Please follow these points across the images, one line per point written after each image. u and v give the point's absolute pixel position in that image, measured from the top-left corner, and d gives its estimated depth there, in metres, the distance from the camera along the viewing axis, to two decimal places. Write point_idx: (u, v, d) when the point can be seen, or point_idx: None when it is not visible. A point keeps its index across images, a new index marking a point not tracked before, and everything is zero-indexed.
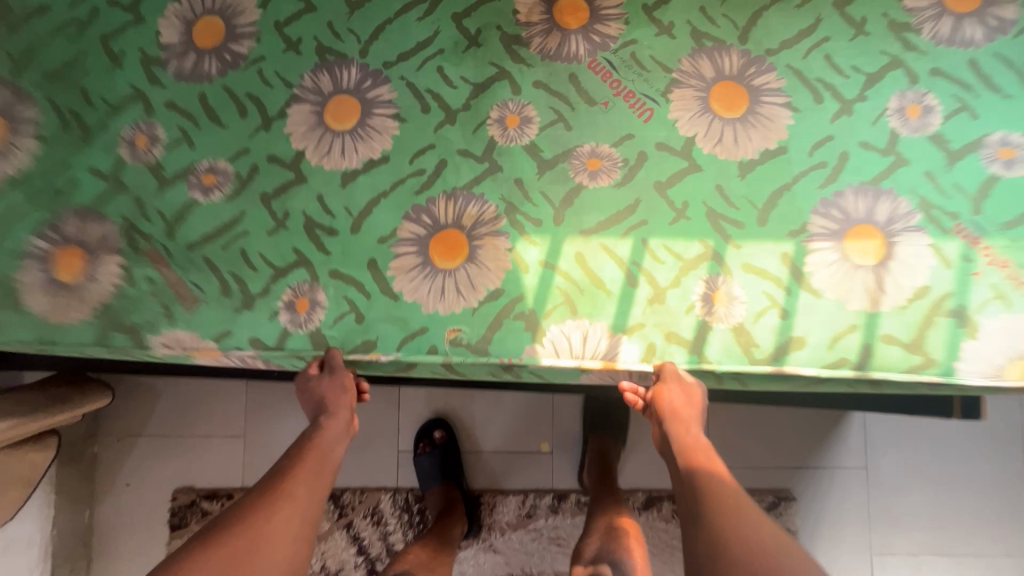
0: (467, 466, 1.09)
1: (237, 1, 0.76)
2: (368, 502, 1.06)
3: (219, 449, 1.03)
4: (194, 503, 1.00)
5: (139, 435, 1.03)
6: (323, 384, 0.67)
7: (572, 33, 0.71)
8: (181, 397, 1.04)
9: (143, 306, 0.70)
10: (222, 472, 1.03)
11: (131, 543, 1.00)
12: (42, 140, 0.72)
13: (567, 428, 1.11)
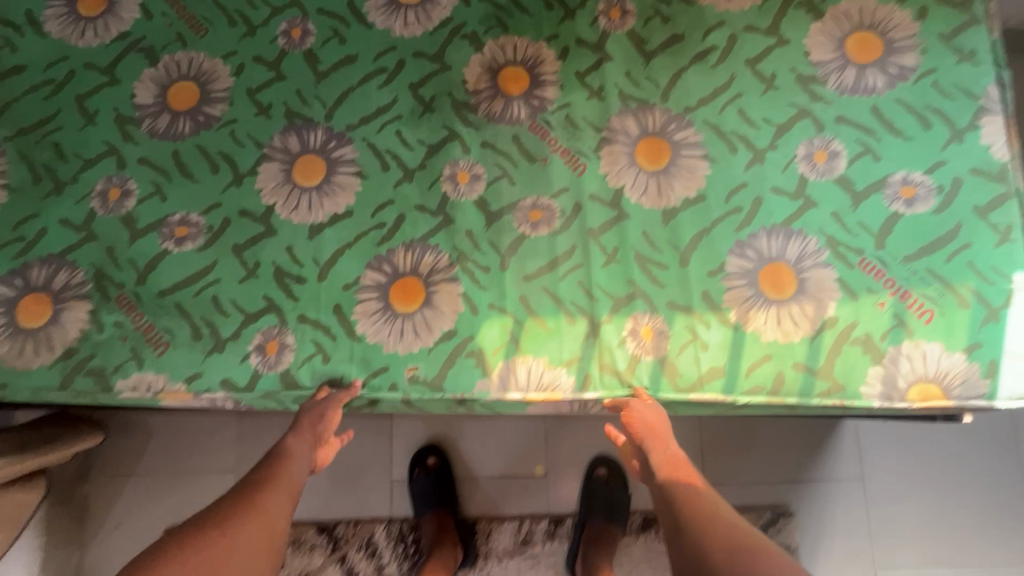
0: (463, 492, 1.17)
1: (212, 69, 0.86)
2: (362, 534, 1.14)
3: (214, 486, 1.16)
4: None
5: (128, 475, 1.15)
6: (318, 410, 0.72)
7: (514, 99, 0.84)
8: (169, 436, 1.17)
9: (112, 350, 0.76)
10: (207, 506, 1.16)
11: None
12: (12, 191, 0.81)
13: (563, 454, 1.18)
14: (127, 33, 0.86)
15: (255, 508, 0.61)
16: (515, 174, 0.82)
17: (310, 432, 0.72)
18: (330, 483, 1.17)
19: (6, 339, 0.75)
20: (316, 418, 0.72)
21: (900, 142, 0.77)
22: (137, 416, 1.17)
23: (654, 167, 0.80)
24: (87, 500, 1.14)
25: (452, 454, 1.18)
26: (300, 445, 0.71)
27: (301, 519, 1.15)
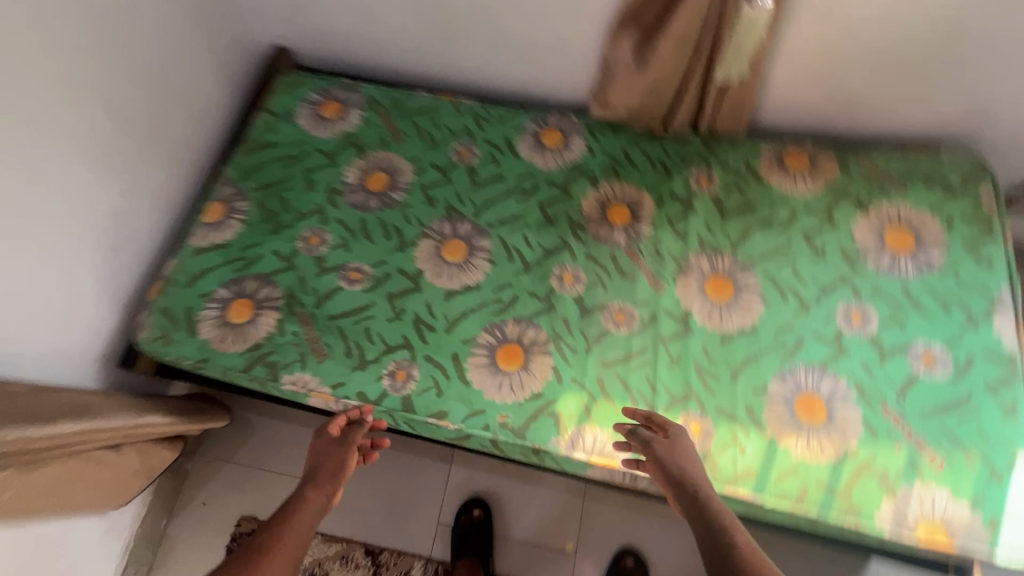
0: (496, 549, 1.27)
1: (401, 167, 1.18)
2: (401, 565, 1.26)
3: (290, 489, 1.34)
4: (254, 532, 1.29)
5: (226, 461, 1.36)
6: (336, 449, 0.88)
7: (617, 227, 1.10)
8: (267, 436, 1.38)
9: (285, 350, 1.00)
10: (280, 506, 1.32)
11: (193, 553, 1.29)
12: (246, 224, 1.12)
13: (594, 535, 1.27)
14: (350, 134, 1.22)
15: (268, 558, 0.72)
16: (608, 283, 1.05)
17: (328, 473, 0.86)
18: (385, 512, 1.30)
19: (218, 327, 1.02)
20: (329, 457, 0.88)
21: (923, 318, 0.96)
22: (248, 411, 1.40)
23: (719, 299, 1.02)
24: (189, 474, 1.35)
25: (496, 512, 1.29)
26: (316, 498, 0.82)
27: (353, 537, 1.28)
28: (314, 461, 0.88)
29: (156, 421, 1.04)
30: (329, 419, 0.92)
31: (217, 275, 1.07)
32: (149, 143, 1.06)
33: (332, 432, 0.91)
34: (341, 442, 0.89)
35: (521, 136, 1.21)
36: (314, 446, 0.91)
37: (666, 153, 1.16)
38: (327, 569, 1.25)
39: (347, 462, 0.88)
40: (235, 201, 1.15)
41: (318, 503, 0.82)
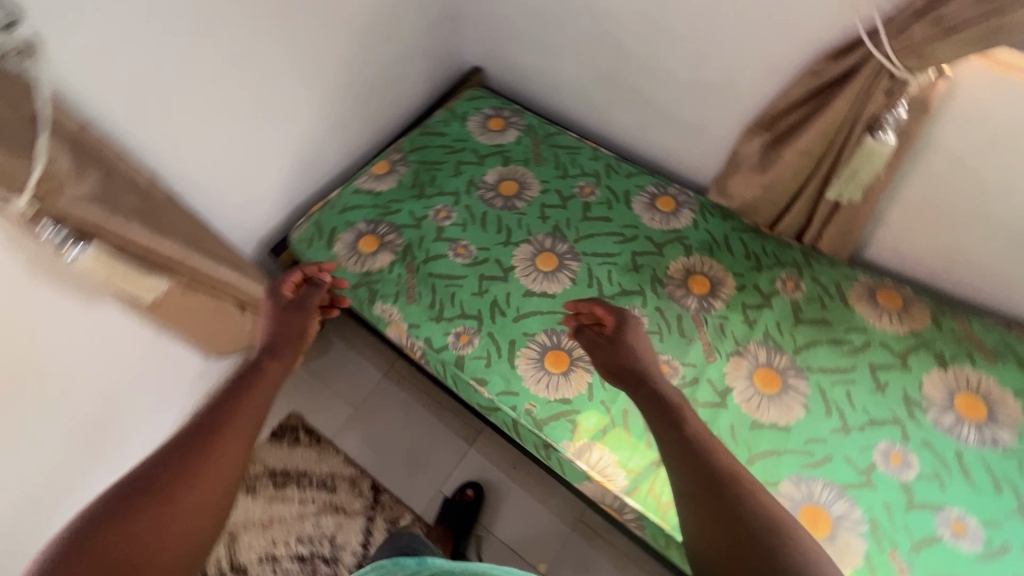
0: (475, 538, 1.33)
1: (532, 184, 1.39)
2: (394, 512, 1.38)
3: (335, 407, 1.50)
4: (296, 429, 1.47)
5: None
6: (302, 309, 1.03)
7: (692, 294, 1.20)
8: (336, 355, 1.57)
9: (388, 285, 1.24)
10: (325, 420, 1.49)
11: None
12: (399, 184, 1.39)
13: (568, 569, 1.28)
14: (502, 146, 1.46)
15: (219, 435, 0.68)
16: (665, 336, 1.15)
17: (286, 338, 0.94)
18: (399, 460, 1.43)
19: (349, 249, 1.29)
20: (294, 320, 0.99)
21: (969, 488, 0.94)
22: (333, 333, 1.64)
23: (764, 391, 1.07)
24: None
25: (490, 504, 1.37)
26: (278, 363, 0.86)
27: (366, 469, 1.43)
28: (275, 325, 0.96)
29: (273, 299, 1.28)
30: (284, 281, 1.08)
31: (363, 212, 1.34)
32: (361, 104, 1.38)
33: (303, 296, 1.06)
34: (303, 306, 1.04)
35: (640, 194, 1.37)
36: (274, 317, 0.99)
37: (764, 250, 1.25)
38: (335, 485, 1.41)
39: (308, 325, 1.01)
40: (398, 166, 1.43)
41: (279, 368, 0.86)
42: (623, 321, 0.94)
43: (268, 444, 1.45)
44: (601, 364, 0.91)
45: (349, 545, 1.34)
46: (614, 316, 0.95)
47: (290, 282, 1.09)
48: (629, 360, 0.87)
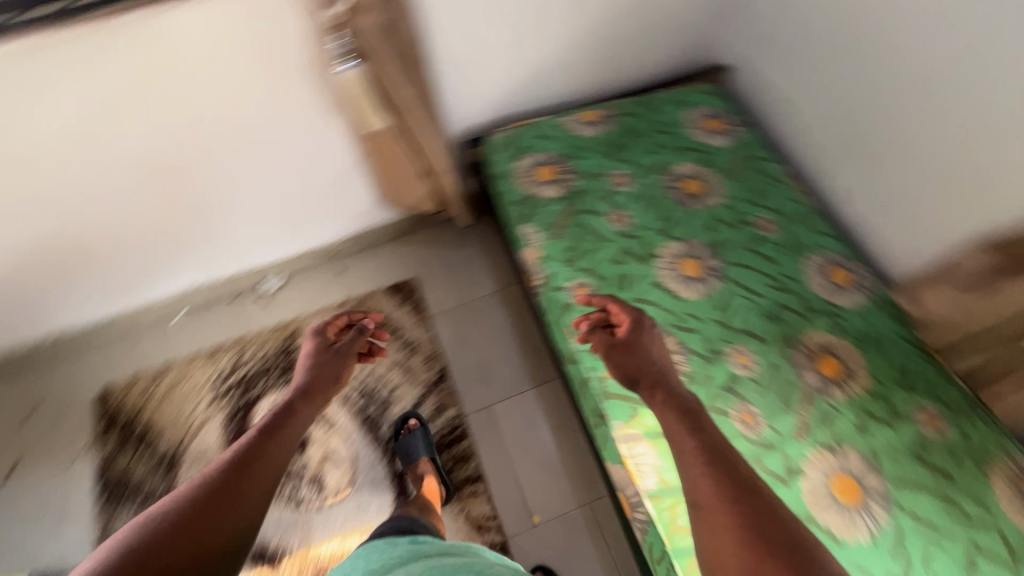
0: (497, 459, 1.43)
1: (715, 193, 1.37)
2: (446, 399, 1.52)
3: (445, 295, 1.68)
4: (410, 293, 1.68)
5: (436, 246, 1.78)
6: (337, 361, 1.16)
7: (816, 371, 1.13)
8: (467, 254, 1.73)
9: (542, 214, 1.32)
10: (432, 300, 1.67)
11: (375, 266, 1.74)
12: (596, 135, 1.45)
13: (557, 534, 1.34)
14: (707, 147, 1.45)
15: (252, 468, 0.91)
16: (764, 392, 1.11)
17: (320, 385, 1.11)
18: (470, 364, 1.57)
19: (527, 168, 1.39)
20: (331, 366, 1.15)
21: None
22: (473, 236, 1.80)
23: (837, 497, 1.00)
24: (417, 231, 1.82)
25: (522, 442, 1.45)
26: (308, 407, 1.06)
27: (443, 356, 1.59)
28: (314, 369, 1.13)
29: (448, 181, 1.45)
30: (330, 321, 1.23)
31: (554, 143, 1.42)
32: (603, 52, 1.45)
33: (339, 342, 1.21)
34: (338, 353, 1.18)
35: (818, 254, 1.28)
36: (310, 364, 1.14)
37: (920, 372, 1.12)
38: (414, 352, 1.59)
39: (345, 369, 1.17)
40: (604, 120, 1.48)
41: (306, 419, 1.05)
42: (641, 329, 1.03)
43: (386, 293, 1.68)
44: (619, 369, 1.01)
45: (401, 401, 1.51)
46: (636, 323, 1.04)
47: (332, 323, 1.22)
48: (646, 369, 0.97)
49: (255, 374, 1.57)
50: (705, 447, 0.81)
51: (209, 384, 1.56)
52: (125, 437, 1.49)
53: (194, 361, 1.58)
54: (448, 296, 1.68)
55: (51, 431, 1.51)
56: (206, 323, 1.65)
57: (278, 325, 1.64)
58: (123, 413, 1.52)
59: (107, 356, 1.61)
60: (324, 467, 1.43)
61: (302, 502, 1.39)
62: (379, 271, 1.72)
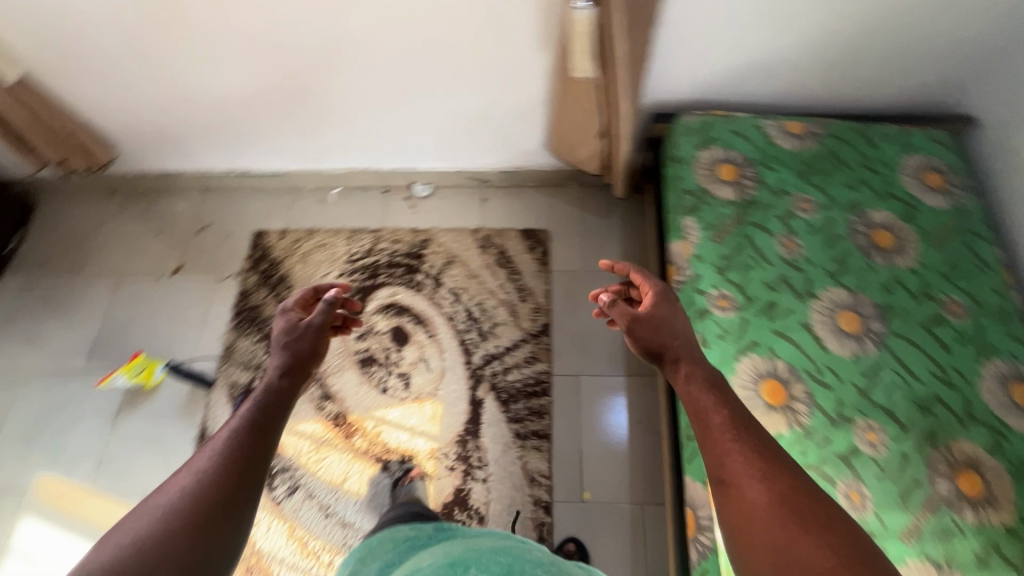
0: (568, 427, 1.44)
1: (906, 255, 1.22)
2: (541, 353, 1.54)
3: (571, 258, 1.68)
4: (540, 244, 1.69)
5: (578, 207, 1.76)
6: (313, 335, 0.90)
7: (952, 482, 1.00)
8: (604, 226, 1.70)
9: (710, 213, 1.24)
10: (557, 257, 1.68)
11: (514, 206, 1.76)
12: (794, 150, 1.32)
13: (602, 519, 1.35)
14: (915, 203, 1.27)
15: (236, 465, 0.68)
16: (884, 478, 1.00)
17: (299, 359, 0.85)
18: (573, 331, 1.57)
19: (709, 160, 1.30)
20: (306, 340, 0.89)
21: None
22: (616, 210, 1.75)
23: None
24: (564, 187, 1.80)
25: (597, 421, 1.45)
26: (292, 385, 0.82)
27: (550, 313, 1.60)
28: (291, 350, 0.87)
29: (620, 148, 1.39)
30: (296, 297, 0.98)
31: (746, 145, 1.32)
32: (839, 63, 1.30)
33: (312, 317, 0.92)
34: (313, 326, 0.91)
35: (1005, 361, 1.11)
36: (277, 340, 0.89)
37: None
38: (525, 299, 1.61)
39: (326, 342, 0.92)
40: (809, 136, 1.35)
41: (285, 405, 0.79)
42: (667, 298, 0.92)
43: (517, 235, 1.71)
44: (638, 344, 0.90)
45: (499, 338, 1.56)
46: (660, 295, 0.93)
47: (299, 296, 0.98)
48: (671, 346, 0.86)
49: (381, 265, 1.69)
50: (731, 422, 0.72)
51: (342, 259, 1.70)
52: (265, 278, 1.67)
53: (336, 235, 1.74)
54: (572, 259, 1.68)
55: (213, 251, 1.75)
56: (356, 207, 1.79)
57: (414, 230, 1.74)
58: (269, 258, 1.71)
59: (270, 206, 1.80)
60: (414, 369, 1.52)
61: (387, 390, 1.50)
62: (518, 213, 1.75)
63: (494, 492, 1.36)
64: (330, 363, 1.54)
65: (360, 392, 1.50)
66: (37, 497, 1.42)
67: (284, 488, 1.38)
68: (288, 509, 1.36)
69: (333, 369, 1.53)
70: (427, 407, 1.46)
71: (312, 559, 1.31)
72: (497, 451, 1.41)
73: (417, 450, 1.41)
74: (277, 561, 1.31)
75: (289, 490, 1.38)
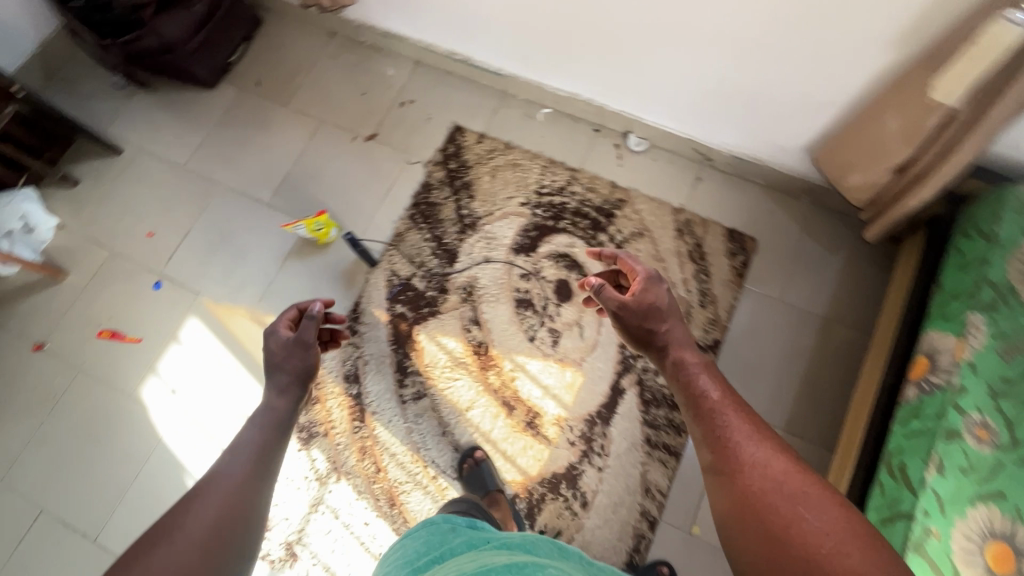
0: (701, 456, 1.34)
1: None
2: None
3: (772, 282, 1.48)
4: (744, 252, 1.50)
5: (804, 228, 1.51)
6: (302, 347, 1.03)
7: None
8: (825, 264, 1.47)
9: (1010, 318, 0.95)
10: (756, 275, 1.49)
11: (731, 201, 1.55)
12: None
13: (702, 560, 1.27)
14: None
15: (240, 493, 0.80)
16: None
17: (299, 377, 1.01)
18: (743, 361, 1.42)
19: None
20: (298, 357, 1.03)
21: None
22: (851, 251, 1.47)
23: None
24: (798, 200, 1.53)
25: None
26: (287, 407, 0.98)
27: (725, 332, 1.44)
28: (284, 370, 1.01)
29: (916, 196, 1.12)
30: (285, 312, 1.11)
31: None
32: None
33: (301, 331, 1.04)
34: (303, 343, 1.03)
35: None
36: (272, 358, 1.03)
37: None
38: (705, 307, 1.46)
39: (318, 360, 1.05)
40: None
41: (280, 424, 0.95)
42: (647, 284, 1.04)
43: (722, 232, 1.52)
44: (629, 332, 1.03)
45: None
46: (641, 279, 1.04)
47: (285, 318, 1.08)
48: (657, 333, 1.00)
49: (567, 208, 1.56)
50: (721, 406, 0.87)
51: (529, 188, 1.59)
52: (450, 179, 1.61)
53: (532, 160, 1.62)
54: (771, 283, 1.48)
55: (408, 130, 1.69)
56: (561, 138, 1.65)
57: (613, 184, 1.58)
58: (459, 159, 1.63)
59: (476, 104, 1.70)
60: (566, 330, 1.45)
61: (534, 339, 1.45)
62: (731, 210, 1.54)
63: (605, 484, 1.32)
64: (488, 290, 1.50)
65: (509, 330, 1.46)
66: (206, 302, 1.55)
67: (414, 390, 1.42)
68: (411, 412, 1.40)
69: (490, 297, 1.49)
70: (567, 372, 1.41)
71: (420, 467, 1.35)
72: (622, 446, 1.35)
73: (549, 408, 1.38)
74: (389, 454, 1.37)
75: (418, 394, 1.41)
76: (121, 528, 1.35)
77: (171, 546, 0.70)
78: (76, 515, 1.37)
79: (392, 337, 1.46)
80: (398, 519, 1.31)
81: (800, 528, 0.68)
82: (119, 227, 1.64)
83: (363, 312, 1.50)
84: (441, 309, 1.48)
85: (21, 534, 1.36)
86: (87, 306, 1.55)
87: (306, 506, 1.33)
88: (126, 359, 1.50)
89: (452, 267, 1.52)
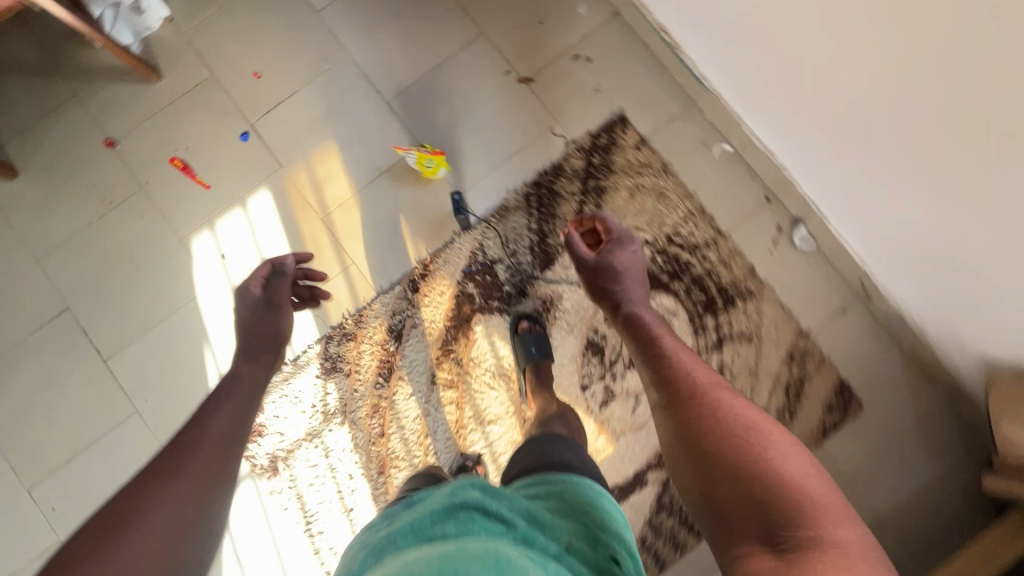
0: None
1: None
2: None
3: (851, 457, 1.32)
4: (843, 413, 1.32)
5: (918, 422, 1.32)
6: (274, 312, 1.04)
7: None
8: (916, 469, 1.30)
9: None
10: (839, 440, 1.33)
11: (861, 353, 1.34)
12: None
13: None
14: None
15: (204, 454, 0.74)
16: None
17: (267, 342, 1.00)
18: None
19: None
20: (272, 317, 1.04)
21: None
22: (952, 470, 1.29)
23: None
24: (933, 389, 1.32)
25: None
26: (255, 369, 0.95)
27: None
28: (259, 335, 1.01)
29: None
30: (250, 275, 1.09)
31: None
32: None
33: (270, 292, 1.06)
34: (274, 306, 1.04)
35: None
36: (248, 323, 1.03)
37: None
38: None
39: (287, 320, 1.06)
40: None
41: (256, 384, 0.93)
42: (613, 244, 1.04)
43: (834, 380, 1.33)
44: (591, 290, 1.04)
45: None
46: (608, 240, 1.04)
47: (256, 275, 1.07)
48: (615, 289, 1.00)
49: (690, 269, 1.36)
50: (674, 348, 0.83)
51: (662, 228, 1.37)
52: (585, 173, 1.39)
53: (681, 197, 1.38)
54: (851, 457, 1.32)
55: (566, 93, 1.44)
56: (725, 189, 1.40)
57: (751, 270, 1.36)
58: (604, 156, 1.40)
59: (655, 100, 1.42)
60: (621, 397, 1.33)
61: (586, 390, 1.33)
62: (856, 361, 1.34)
63: None
64: (566, 316, 1.35)
65: (566, 367, 1.34)
66: (284, 180, 1.41)
67: (448, 379, 1.34)
68: (435, 397, 1.33)
69: (564, 324, 1.35)
70: (599, 439, 1.32)
71: (420, 453, 1.31)
72: None
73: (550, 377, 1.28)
74: (398, 424, 1.32)
75: (450, 384, 1.33)
76: (131, 362, 1.36)
77: (146, 509, 0.64)
78: (95, 329, 1.37)
79: (451, 314, 1.35)
80: (379, 488, 1.30)
81: (743, 439, 0.62)
82: (226, 52, 1.45)
83: (433, 274, 1.37)
84: (510, 311, 1.36)
85: (42, 321, 1.37)
86: (168, 124, 1.43)
87: (303, 431, 1.32)
88: (188, 201, 1.41)
89: (542, 272, 1.36)
